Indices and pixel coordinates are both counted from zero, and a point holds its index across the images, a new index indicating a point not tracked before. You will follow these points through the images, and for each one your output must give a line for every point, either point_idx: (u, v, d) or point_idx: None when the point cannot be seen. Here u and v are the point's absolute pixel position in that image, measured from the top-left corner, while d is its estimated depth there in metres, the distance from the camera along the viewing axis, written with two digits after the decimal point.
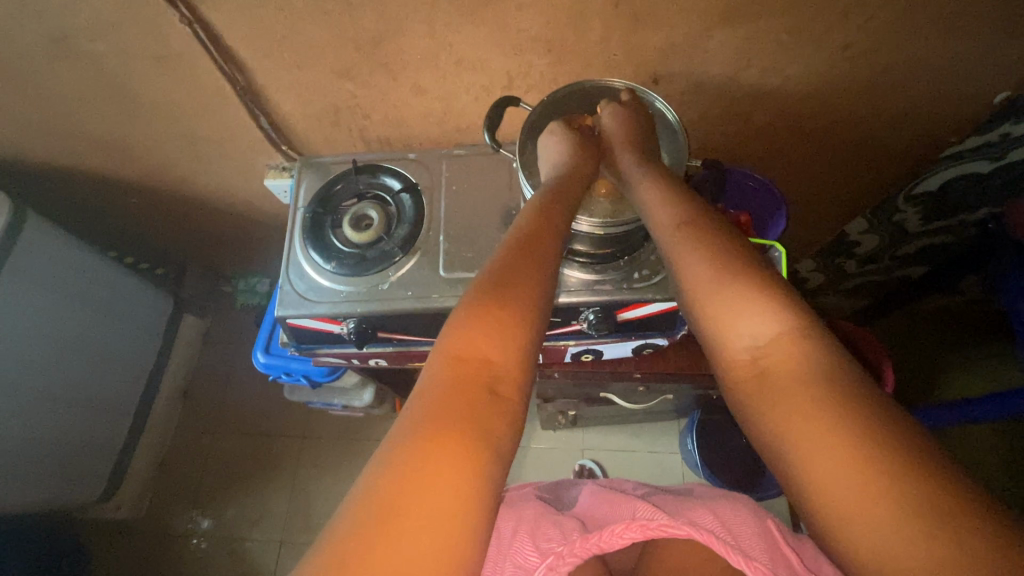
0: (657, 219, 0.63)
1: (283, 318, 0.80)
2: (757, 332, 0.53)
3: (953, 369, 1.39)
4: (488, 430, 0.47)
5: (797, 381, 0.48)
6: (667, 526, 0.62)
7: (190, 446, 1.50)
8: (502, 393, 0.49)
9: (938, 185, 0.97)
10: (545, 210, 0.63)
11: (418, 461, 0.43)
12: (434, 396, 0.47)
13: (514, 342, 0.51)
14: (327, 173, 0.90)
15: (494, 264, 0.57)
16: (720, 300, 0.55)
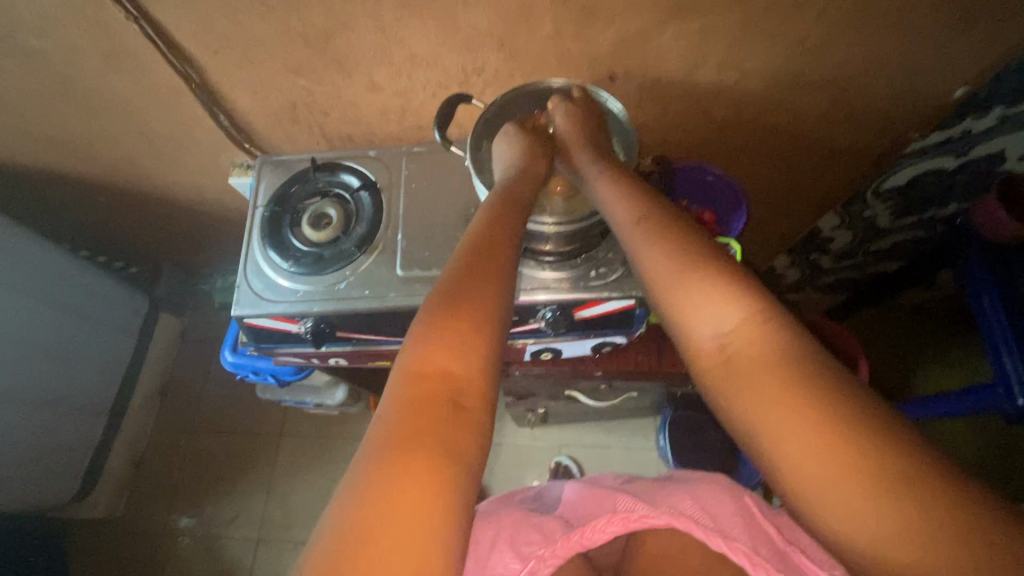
0: (613, 219, 0.63)
1: (241, 318, 0.80)
2: (718, 327, 0.52)
3: (929, 365, 1.39)
4: (454, 444, 0.46)
5: (762, 365, 0.48)
6: (646, 517, 0.62)
7: (167, 445, 1.50)
8: (465, 405, 0.48)
9: (906, 180, 0.97)
10: (500, 217, 0.63)
11: (392, 478, 0.42)
12: (402, 409, 0.47)
13: (473, 352, 0.51)
14: (287, 170, 0.89)
15: (454, 272, 0.56)
16: (681, 292, 0.54)
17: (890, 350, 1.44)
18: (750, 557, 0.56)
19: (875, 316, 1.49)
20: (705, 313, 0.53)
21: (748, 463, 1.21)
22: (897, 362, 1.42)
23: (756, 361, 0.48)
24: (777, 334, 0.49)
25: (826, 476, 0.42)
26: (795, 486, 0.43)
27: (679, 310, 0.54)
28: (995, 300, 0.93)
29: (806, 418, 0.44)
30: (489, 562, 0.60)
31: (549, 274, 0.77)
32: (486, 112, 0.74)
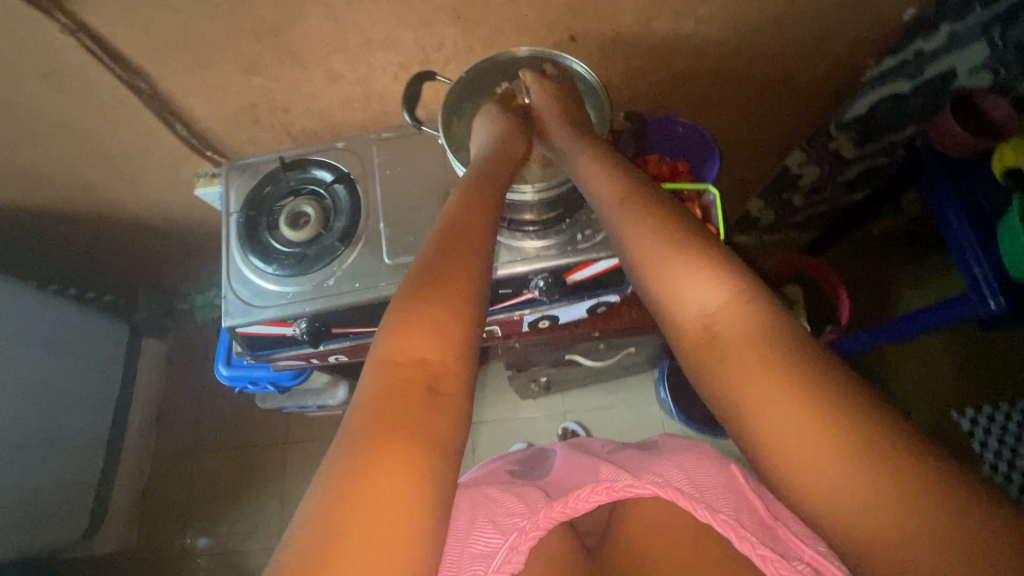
0: (599, 194, 0.64)
1: (232, 328, 0.79)
2: (703, 301, 0.53)
3: (902, 288, 1.45)
4: (431, 433, 0.47)
5: (745, 343, 0.50)
6: (632, 486, 0.61)
7: (170, 469, 1.48)
8: (441, 390, 0.49)
9: (865, 110, 1.00)
10: (474, 196, 0.63)
11: (374, 468, 0.43)
12: (378, 397, 0.47)
13: (450, 337, 0.51)
14: (254, 173, 0.86)
15: (426, 258, 0.57)
16: (666, 266, 0.56)
17: (867, 278, 1.49)
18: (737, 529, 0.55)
19: (852, 248, 1.52)
20: (697, 284, 0.54)
21: None
22: (873, 288, 1.47)
23: (737, 325, 0.51)
24: (758, 311, 0.52)
25: (788, 411, 0.46)
26: (775, 441, 0.46)
27: (665, 279, 0.56)
28: (962, 219, 0.96)
29: (792, 378, 0.47)
30: (470, 540, 0.59)
31: (536, 243, 0.77)
32: (453, 88, 0.73)
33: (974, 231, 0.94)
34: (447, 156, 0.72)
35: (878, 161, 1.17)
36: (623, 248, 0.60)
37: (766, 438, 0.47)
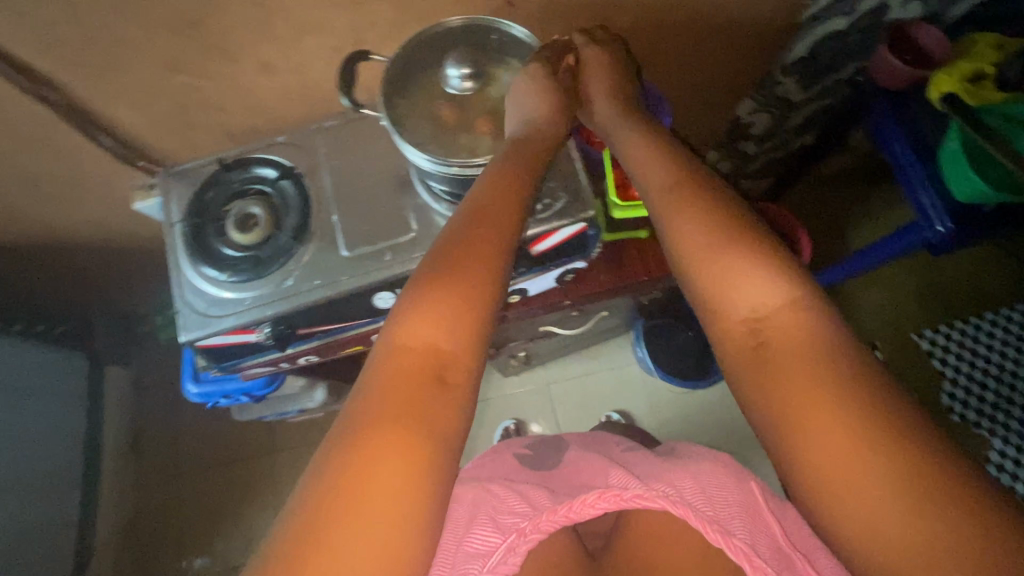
0: (645, 172, 0.63)
1: (192, 343, 0.76)
2: (758, 303, 0.52)
3: (857, 221, 1.50)
4: (439, 424, 0.48)
5: (795, 343, 0.49)
6: (641, 496, 0.65)
7: (154, 495, 1.44)
8: (450, 380, 0.50)
9: (807, 51, 0.99)
10: (502, 173, 0.62)
11: (372, 448, 0.45)
12: (387, 381, 0.49)
13: (461, 325, 0.52)
14: (194, 179, 0.82)
15: (441, 242, 0.57)
16: (716, 264, 0.55)
17: (827, 215, 1.52)
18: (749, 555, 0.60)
19: (808, 189, 1.56)
20: (749, 285, 0.53)
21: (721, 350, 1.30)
22: (831, 223, 1.51)
23: (784, 328, 0.50)
24: (816, 315, 0.51)
25: (795, 362, 0.48)
26: (784, 390, 0.48)
27: (711, 277, 0.55)
28: (906, 150, 0.99)
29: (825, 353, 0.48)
30: (465, 539, 0.63)
31: None
32: (387, 70, 0.69)
33: (917, 158, 0.99)
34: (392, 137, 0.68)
35: (825, 102, 1.19)
36: (668, 237, 0.59)
37: (774, 387, 0.48)
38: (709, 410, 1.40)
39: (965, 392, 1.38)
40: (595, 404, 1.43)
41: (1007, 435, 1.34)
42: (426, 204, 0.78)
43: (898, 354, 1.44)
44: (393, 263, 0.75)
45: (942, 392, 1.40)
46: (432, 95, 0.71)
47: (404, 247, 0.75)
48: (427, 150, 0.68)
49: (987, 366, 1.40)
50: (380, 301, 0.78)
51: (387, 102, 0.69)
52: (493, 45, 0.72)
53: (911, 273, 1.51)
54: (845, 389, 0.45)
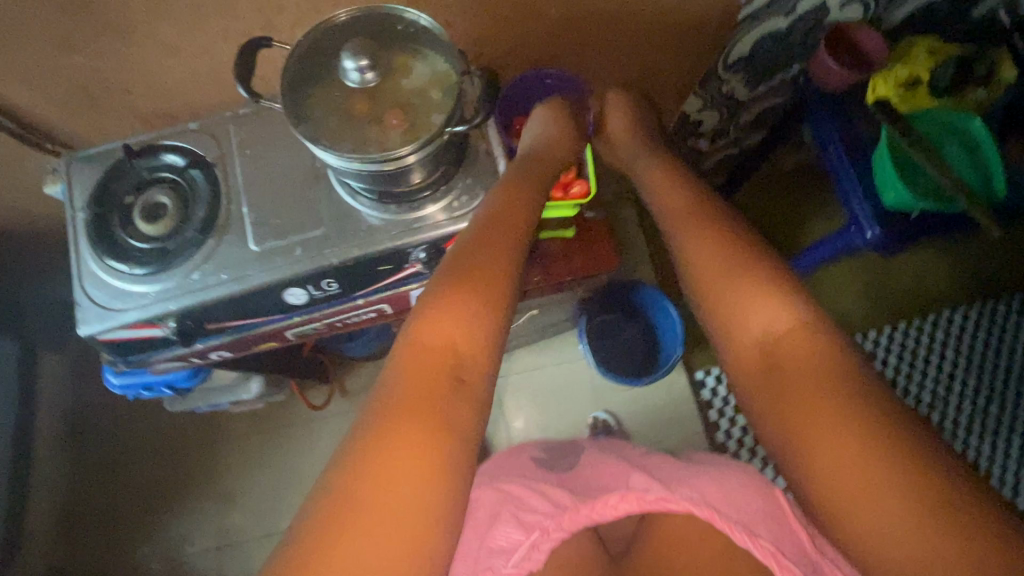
0: (669, 207, 0.76)
1: (92, 336, 0.73)
2: (768, 325, 0.61)
3: (811, 219, 1.50)
4: (453, 421, 0.55)
5: (807, 363, 0.58)
6: (663, 500, 0.67)
7: (91, 484, 1.40)
8: (464, 378, 0.57)
9: (748, 50, 0.98)
10: (520, 186, 0.71)
11: (387, 439, 0.52)
12: (403, 379, 0.56)
13: (479, 328, 0.59)
14: (99, 165, 0.78)
15: (455, 253, 0.64)
16: (731, 286, 0.65)
17: (784, 213, 1.51)
18: (775, 555, 0.59)
19: (765, 186, 1.54)
20: (759, 309, 0.62)
21: (666, 346, 1.32)
22: (787, 221, 1.51)
23: (794, 351, 0.59)
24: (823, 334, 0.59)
25: (813, 388, 0.56)
26: (794, 401, 0.57)
27: (725, 297, 0.65)
28: (840, 150, 0.99)
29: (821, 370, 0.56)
30: (492, 536, 0.68)
31: (410, 214, 0.75)
32: (288, 62, 0.66)
33: (852, 162, 0.98)
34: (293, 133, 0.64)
35: (772, 100, 1.19)
36: (686, 259, 0.70)
37: (787, 393, 0.58)
38: (654, 406, 1.42)
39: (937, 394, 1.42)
40: (541, 399, 1.43)
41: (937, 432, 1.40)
42: (341, 198, 0.75)
43: None
44: (303, 260, 0.73)
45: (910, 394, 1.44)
46: (334, 84, 0.67)
47: (316, 243, 0.74)
48: (322, 142, 0.64)
49: (926, 366, 1.44)
50: (291, 297, 0.76)
51: (286, 94, 0.66)
52: (397, 35, 0.68)
53: (862, 270, 1.51)
54: (840, 402, 0.54)
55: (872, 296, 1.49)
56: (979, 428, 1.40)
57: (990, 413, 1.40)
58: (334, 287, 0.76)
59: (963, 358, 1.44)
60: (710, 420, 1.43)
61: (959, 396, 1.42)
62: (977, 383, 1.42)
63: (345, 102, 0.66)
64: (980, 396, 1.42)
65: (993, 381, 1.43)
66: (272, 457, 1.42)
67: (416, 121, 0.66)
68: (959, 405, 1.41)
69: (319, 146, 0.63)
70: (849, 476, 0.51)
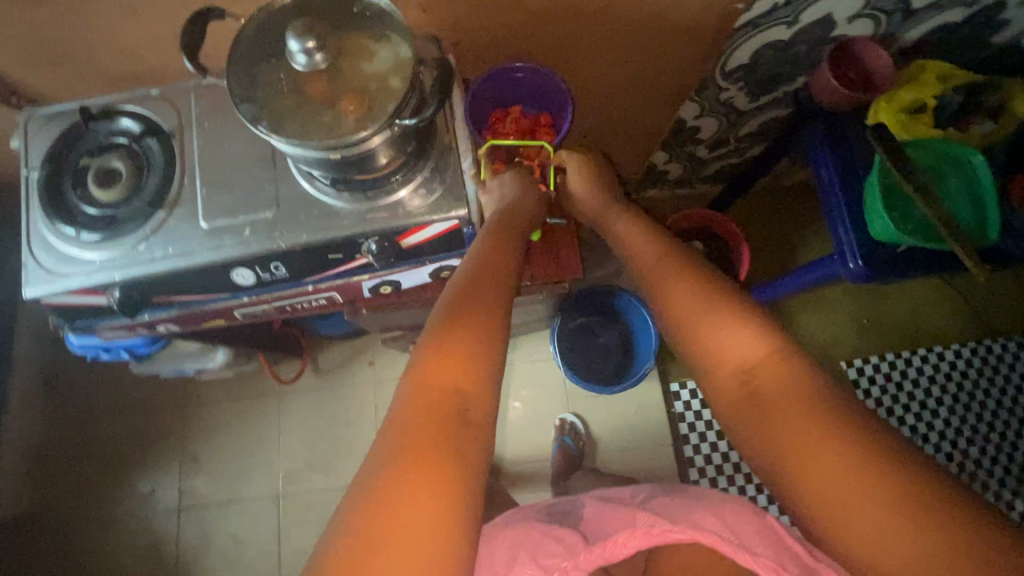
0: (637, 257, 0.72)
1: (36, 299, 0.73)
2: (746, 355, 0.57)
3: (807, 238, 1.45)
4: (464, 454, 0.52)
5: (783, 390, 0.53)
6: (669, 531, 0.60)
7: (64, 434, 1.43)
8: (472, 414, 0.54)
9: (748, 58, 0.92)
10: (496, 247, 0.68)
11: (397, 485, 0.48)
12: (404, 422, 0.53)
13: (480, 369, 0.56)
14: (56, 125, 0.77)
15: (454, 293, 0.62)
16: (706, 324, 0.60)
17: (780, 230, 1.46)
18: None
19: (763, 200, 1.48)
20: (732, 338, 0.58)
21: (640, 356, 1.28)
22: (783, 237, 1.45)
23: (771, 376, 0.55)
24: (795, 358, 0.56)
25: (801, 420, 0.51)
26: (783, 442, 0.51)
27: (704, 333, 0.60)
28: (832, 171, 0.94)
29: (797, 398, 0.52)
30: None
31: (363, 204, 0.73)
32: (239, 37, 0.63)
33: (843, 192, 0.93)
34: (242, 119, 0.60)
35: (775, 113, 1.13)
36: (662, 300, 0.65)
37: (771, 428, 0.52)
38: (623, 414, 1.40)
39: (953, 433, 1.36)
40: (509, 396, 1.42)
41: None
42: (296, 180, 0.74)
43: None
44: (250, 241, 0.71)
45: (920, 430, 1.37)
46: (278, 63, 0.62)
47: (265, 225, 0.72)
48: (262, 125, 0.60)
49: (909, 401, 1.39)
50: (239, 278, 0.75)
51: (228, 71, 0.62)
52: (353, 17, 0.64)
53: (851, 300, 1.48)
54: (827, 430, 0.49)
55: (862, 322, 1.46)
56: (960, 471, 1.34)
57: (974, 457, 1.34)
58: (282, 271, 0.75)
59: (950, 397, 1.39)
60: (680, 433, 1.37)
61: (942, 436, 1.36)
62: (986, 425, 1.36)
63: (286, 87, 0.62)
64: (965, 438, 1.36)
65: (980, 423, 1.37)
66: (240, 426, 1.43)
67: (371, 107, 0.61)
68: (941, 444, 1.36)
69: (267, 133, 0.60)
70: (860, 517, 0.46)
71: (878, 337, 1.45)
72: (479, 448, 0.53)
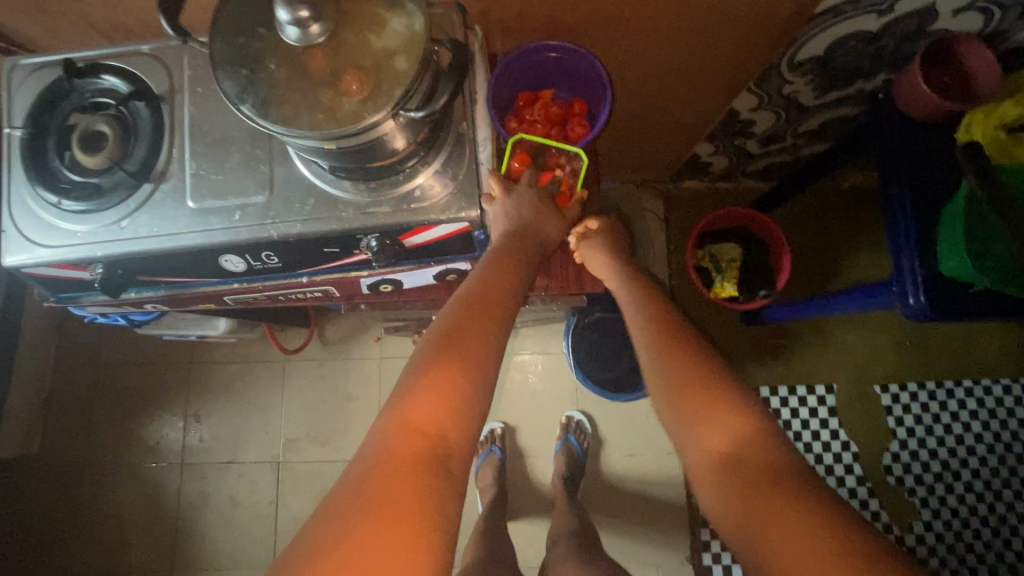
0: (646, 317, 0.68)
1: (15, 268, 0.68)
2: (731, 436, 0.55)
3: (856, 250, 1.32)
4: (439, 509, 0.45)
5: (762, 474, 0.51)
6: None
7: (76, 381, 1.44)
8: (458, 471, 0.47)
9: (822, 50, 0.79)
10: (503, 276, 0.60)
11: (363, 542, 0.42)
12: (374, 467, 0.46)
13: (468, 412, 0.50)
14: (36, 77, 0.69)
15: (448, 323, 0.54)
16: (692, 404, 0.58)
17: (827, 238, 1.33)
18: None
19: (811, 203, 1.35)
20: (719, 421, 0.56)
21: None
22: (830, 248, 1.33)
23: (754, 454, 0.53)
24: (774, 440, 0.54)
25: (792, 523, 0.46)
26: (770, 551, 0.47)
27: (690, 420, 0.57)
28: (903, 192, 0.82)
29: (789, 494, 0.48)
30: None
31: (363, 197, 0.65)
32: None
33: (913, 215, 0.81)
34: (228, 103, 0.53)
35: (843, 112, 1.00)
36: (661, 373, 0.62)
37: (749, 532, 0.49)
38: (632, 417, 1.34)
39: (988, 474, 1.28)
40: (515, 386, 1.37)
41: (939, 507, 1.27)
42: (293, 162, 0.66)
43: (852, 405, 1.33)
44: (240, 226, 0.65)
45: (954, 468, 1.29)
46: (268, 33, 0.54)
47: (256, 211, 0.65)
48: (245, 107, 0.52)
49: (945, 435, 1.30)
50: (228, 264, 0.69)
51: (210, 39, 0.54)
52: None
53: (897, 320, 1.36)
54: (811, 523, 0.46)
55: (903, 343, 1.35)
56: (988, 512, 1.27)
57: (1004, 499, 1.27)
58: (273, 260, 0.68)
59: (991, 436, 1.29)
60: None
61: (974, 475, 1.28)
62: None
63: (276, 61, 0.53)
64: (999, 480, 1.28)
65: (1019, 466, 1.28)
66: (244, 390, 1.42)
67: (375, 92, 0.52)
68: (974, 483, 1.28)
69: (258, 124, 0.52)
70: None
71: (917, 365, 1.34)
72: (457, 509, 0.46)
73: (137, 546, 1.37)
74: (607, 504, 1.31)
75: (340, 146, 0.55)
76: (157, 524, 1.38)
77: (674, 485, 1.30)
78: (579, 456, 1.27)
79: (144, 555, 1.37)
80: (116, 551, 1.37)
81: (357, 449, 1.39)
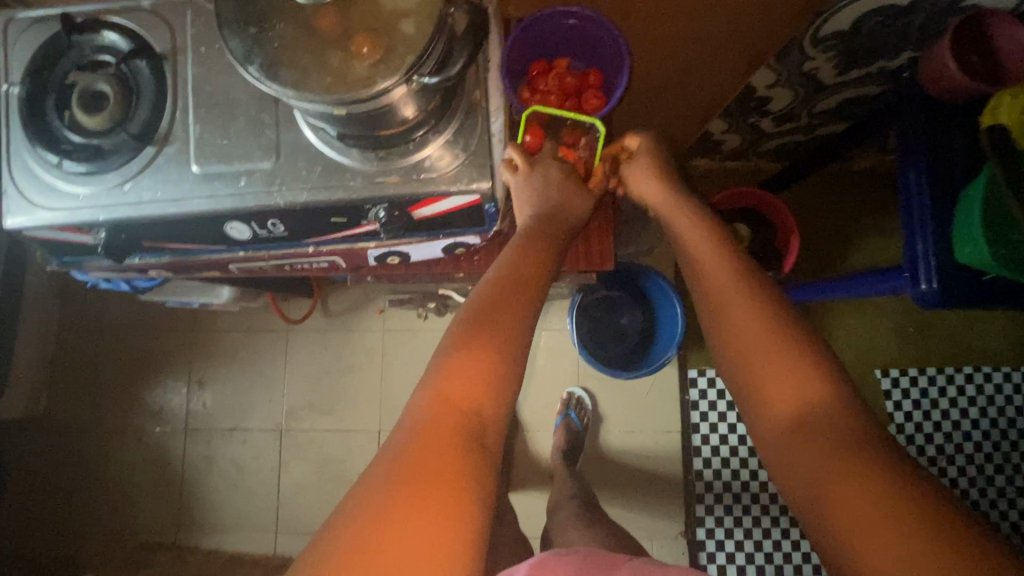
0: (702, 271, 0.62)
1: (18, 229, 0.67)
2: (806, 397, 0.50)
3: (865, 235, 1.31)
4: (468, 482, 0.45)
5: (830, 433, 0.47)
6: None
7: (79, 344, 1.44)
8: (489, 446, 0.47)
9: (848, 24, 0.76)
10: (527, 253, 0.58)
11: (397, 513, 0.42)
12: (406, 438, 0.46)
13: (499, 388, 0.50)
14: (33, 31, 0.67)
15: (476, 302, 0.54)
16: (758, 366, 0.53)
17: (840, 221, 1.31)
18: None
19: (822, 186, 1.32)
20: (786, 386, 0.51)
21: (664, 342, 1.19)
22: (839, 232, 1.31)
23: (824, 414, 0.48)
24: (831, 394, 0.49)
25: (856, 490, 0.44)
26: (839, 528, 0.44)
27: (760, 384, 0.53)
28: (921, 177, 0.81)
29: (858, 459, 0.45)
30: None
31: (372, 166, 0.63)
32: None
33: (931, 200, 0.80)
34: (234, 64, 0.51)
35: (864, 91, 0.96)
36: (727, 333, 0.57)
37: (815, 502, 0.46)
38: (633, 395, 1.35)
39: (980, 459, 1.28)
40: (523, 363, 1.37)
41: None
42: (299, 127, 0.64)
43: None
44: (246, 193, 0.63)
45: (948, 454, 1.29)
46: None
47: (261, 177, 0.64)
48: (253, 68, 0.50)
49: (941, 420, 1.30)
50: (233, 231, 0.68)
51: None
52: None
53: (903, 307, 1.35)
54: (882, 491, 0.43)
55: (907, 328, 1.35)
56: (978, 496, 1.28)
57: (994, 485, 1.28)
58: (280, 229, 0.67)
59: (985, 423, 1.29)
60: (690, 423, 1.31)
61: (968, 460, 1.29)
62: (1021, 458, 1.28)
63: (285, 21, 0.51)
64: (991, 466, 1.28)
65: (1011, 453, 1.28)
66: (246, 358, 1.43)
67: (389, 55, 0.50)
68: (966, 468, 1.29)
69: (266, 87, 0.50)
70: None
71: (918, 350, 1.34)
72: (478, 489, 0.45)
73: (144, 506, 1.40)
74: (605, 479, 1.33)
75: (350, 110, 0.53)
76: (162, 486, 1.40)
77: (672, 462, 1.32)
78: (578, 432, 1.28)
79: (149, 515, 1.39)
80: (122, 511, 1.40)
81: (358, 419, 1.40)
